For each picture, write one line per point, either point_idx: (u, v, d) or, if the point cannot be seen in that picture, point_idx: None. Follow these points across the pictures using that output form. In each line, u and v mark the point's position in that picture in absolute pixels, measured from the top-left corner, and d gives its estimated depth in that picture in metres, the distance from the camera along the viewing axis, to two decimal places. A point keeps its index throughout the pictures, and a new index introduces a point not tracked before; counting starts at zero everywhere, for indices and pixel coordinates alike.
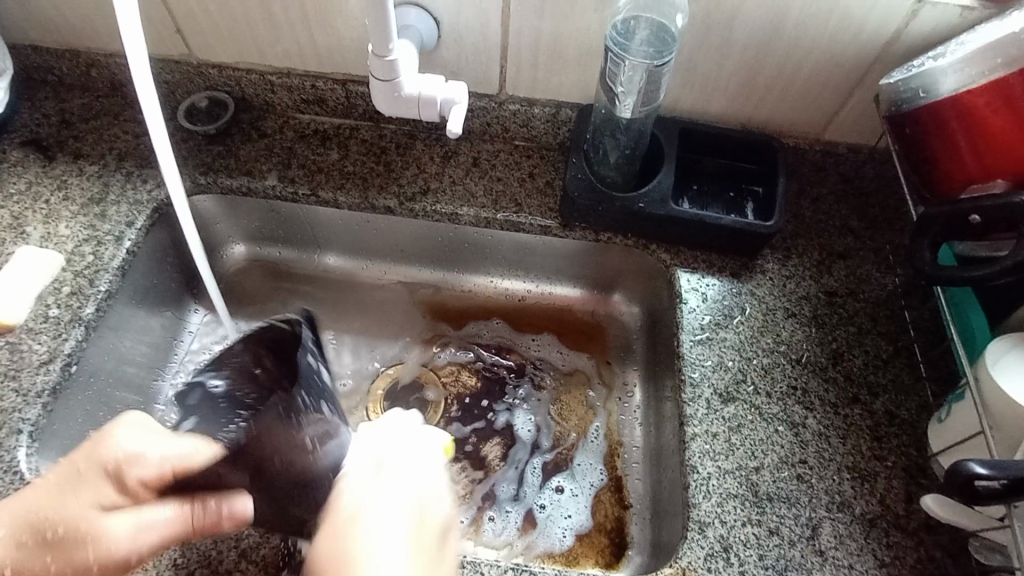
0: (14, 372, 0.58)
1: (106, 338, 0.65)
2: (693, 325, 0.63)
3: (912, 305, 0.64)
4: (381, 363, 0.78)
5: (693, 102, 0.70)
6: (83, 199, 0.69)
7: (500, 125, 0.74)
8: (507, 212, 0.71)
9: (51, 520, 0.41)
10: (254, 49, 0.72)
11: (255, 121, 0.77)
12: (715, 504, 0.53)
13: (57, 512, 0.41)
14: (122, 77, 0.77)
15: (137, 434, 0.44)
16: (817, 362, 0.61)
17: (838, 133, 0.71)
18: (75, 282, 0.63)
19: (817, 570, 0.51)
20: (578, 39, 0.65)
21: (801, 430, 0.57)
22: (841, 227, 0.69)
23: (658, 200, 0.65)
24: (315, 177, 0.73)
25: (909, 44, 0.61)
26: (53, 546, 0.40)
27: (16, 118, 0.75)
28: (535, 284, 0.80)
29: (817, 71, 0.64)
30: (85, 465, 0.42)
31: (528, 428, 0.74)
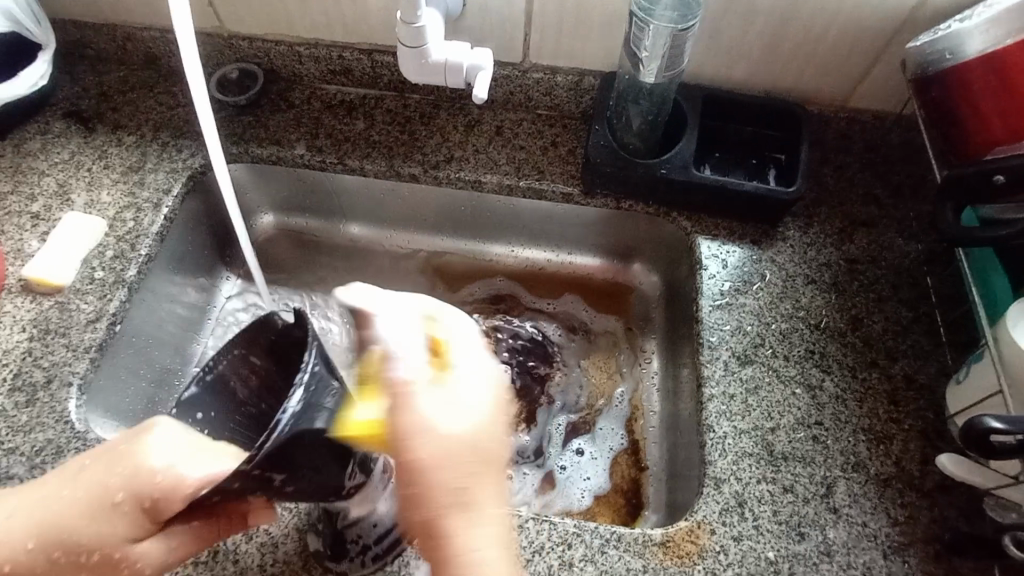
0: (64, 329, 0.61)
1: (147, 300, 0.68)
2: (713, 291, 0.64)
3: (935, 272, 0.64)
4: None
5: (715, 70, 0.70)
6: (123, 167, 0.72)
7: (523, 94, 0.75)
8: (529, 180, 0.72)
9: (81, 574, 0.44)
10: (283, 21, 0.74)
11: (283, 92, 0.79)
12: (731, 461, 0.55)
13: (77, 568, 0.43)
14: (156, 50, 0.79)
15: (162, 443, 0.44)
16: (837, 328, 0.61)
17: (864, 100, 0.70)
18: (117, 247, 0.67)
19: (830, 527, 0.52)
20: (601, 6, 0.65)
21: (818, 392, 0.58)
22: (864, 195, 0.69)
23: (680, 166, 0.66)
24: (342, 146, 0.75)
25: (938, 7, 0.60)
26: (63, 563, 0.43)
27: (59, 90, 0.78)
28: (556, 253, 0.82)
29: (843, 36, 0.64)
30: (102, 491, 0.43)
31: (557, 333, 0.79)
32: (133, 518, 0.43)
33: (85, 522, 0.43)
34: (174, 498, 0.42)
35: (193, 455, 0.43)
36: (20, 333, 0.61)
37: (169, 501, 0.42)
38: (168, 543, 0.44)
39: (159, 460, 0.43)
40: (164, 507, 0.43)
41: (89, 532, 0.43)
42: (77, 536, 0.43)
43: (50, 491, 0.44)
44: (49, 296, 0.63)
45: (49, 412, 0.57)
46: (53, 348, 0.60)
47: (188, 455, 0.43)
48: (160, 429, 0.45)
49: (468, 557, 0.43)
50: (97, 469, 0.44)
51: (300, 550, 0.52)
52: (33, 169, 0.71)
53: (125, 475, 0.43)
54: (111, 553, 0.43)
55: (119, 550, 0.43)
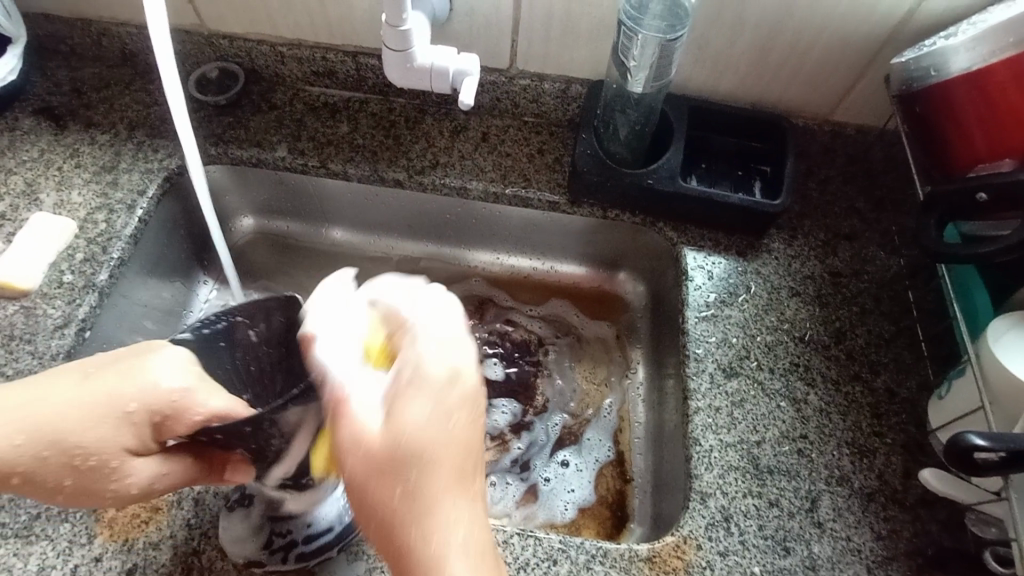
0: (30, 335, 0.59)
1: (119, 306, 0.66)
2: (698, 302, 0.64)
3: (916, 286, 0.65)
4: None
5: (703, 81, 0.70)
6: (96, 167, 0.70)
7: (510, 101, 0.74)
8: (516, 187, 0.71)
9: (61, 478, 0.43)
10: (264, 20, 0.72)
11: (265, 92, 0.77)
12: (717, 475, 0.54)
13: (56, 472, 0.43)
14: (132, 47, 0.77)
15: (172, 362, 0.45)
16: (821, 340, 0.61)
17: (847, 114, 0.70)
18: (88, 250, 0.64)
19: (815, 542, 0.52)
20: (589, 14, 0.65)
21: (803, 406, 0.58)
22: (848, 208, 0.69)
23: (666, 177, 0.66)
24: (325, 149, 0.73)
25: (921, 24, 0.60)
26: (51, 466, 0.42)
27: (29, 86, 0.76)
28: (541, 261, 0.81)
29: (828, 50, 0.64)
30: (110, 400, 0.43)
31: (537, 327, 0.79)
32: (137, 429, 0.43)
33: (79, 424, 0.42)
34: (182, 421, 0.43)
35: (204, 382, 0.44)
36: None
37: (177, 420, 0.43)
38: (161, 468, 0.45)
39: (170, 382, 0.43)
40: (171, 425, 0.44)
41: (88, 436, 0.42)
42: (76, 440, 0.42)
43: (54, 394, 0.43)
44: (14, 300, 0.61)
45: None
46: (17, 355, 0.58)
47: (201, 381, 0.44)
48: (170, 353, 0.45)
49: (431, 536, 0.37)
50: (109, 374, 0.44)
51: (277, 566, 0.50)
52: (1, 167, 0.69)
53: (133, 388, 0.43)
54: (107, 461, 0.43)
55: (117, 461, 0.43)
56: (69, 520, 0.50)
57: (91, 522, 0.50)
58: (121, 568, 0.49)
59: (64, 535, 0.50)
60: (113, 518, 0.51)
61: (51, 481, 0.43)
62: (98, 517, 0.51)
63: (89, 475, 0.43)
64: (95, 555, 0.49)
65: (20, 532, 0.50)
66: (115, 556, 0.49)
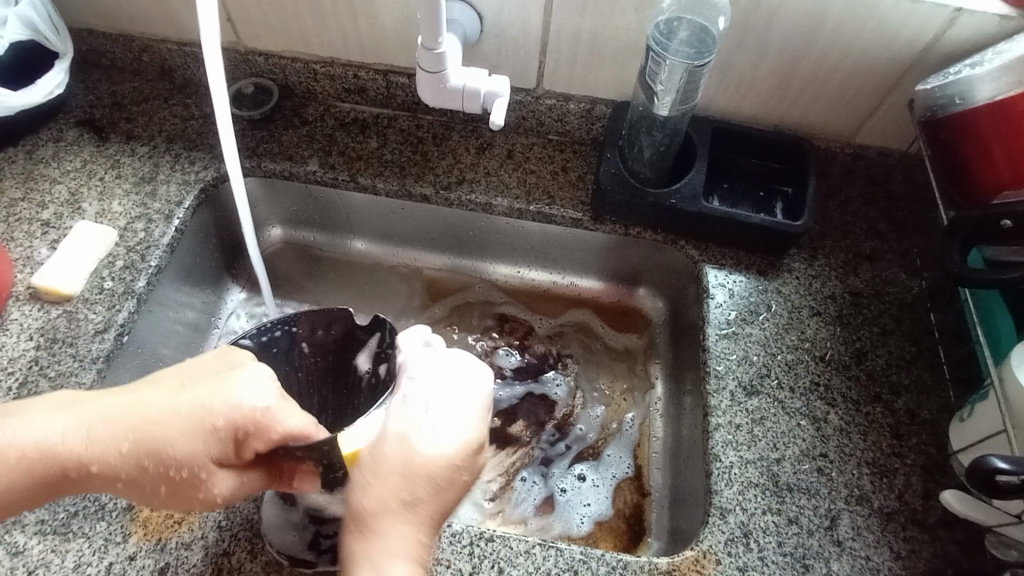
0: (71, 339, 0.61)
1: (154, 312, 0.68)
2: (719, 320, 0.64)
3: (937, 308, 0.65)
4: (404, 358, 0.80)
5: (726, 103, 0.71)
6: (135, 178, 0.72)
7: (536, 119, 0.76)
8: (540, 204, 0.73)
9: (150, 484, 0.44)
10: (301, 39, 0.75)
11: (297, 108, 0.80)
12: (737, 491, 0.55)
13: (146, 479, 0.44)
14: (171, 62, 0.80)
15: (255, 380, 0.46)
16: (841, 360, 0.62)
17: (868, 137, 0.72)
18: (128, 257, 0.67)
19: (835, 560, 0.52)
20: (616, 37, 0.67)
21: (823, 425, 0.58)
22: (868, 230, 0.70)
23: (689, 196, 0.67)
24: (354, 164, 0.75)
25: (944, 52, 0.62)
26: (146, 473, 0.44)
27: (73, 99, 0.79)
28: (561, 276, 0.82)
29: (850, 75, 0.65)
30: (201, 413, 0.44)
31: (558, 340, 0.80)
32: (224, 441, 0.44)
33: (169, 438, 0.43)
34: (264, 438, 0.44)
35: (283, 401, 0.45)
36: (26, 341, 0.61)
37: (262, 436, 0.44)
38: (240, 479, 0.46)
39: (256, 399, 0.44)
40: (253, 441, 0.45)
41: (180, 449, 0.43)
42: (170, 451, 0.43)
43: (146, 404, 0.44)
44: (57, 305, 0.63)
45: None
46: (60, 357, 0.60)
47: (281, 400, 0.45)
48: (255, 368, 0.47)
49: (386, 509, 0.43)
50: (196, 389, 0.45)
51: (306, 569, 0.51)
52: (45, 177, 0.71)
53: (222, 403, 0.44)
54: (196, 473, 0.44)
55: (204, 469, 0.44)
56: (105, 520, 0.52)
57: (126, 522, 0.52)
58: (154, 567, 0.51)
59: (100, 534, 0.52)
60: (147, 518, 0.52)
61: (145, 485, 0.44)
62: (133, 518, 0.52)
63: (178, 480, 0.44)
64: (129, 554, 0.51)
65: (58, 529, 0.51)
66: (148, 555, 0.51)
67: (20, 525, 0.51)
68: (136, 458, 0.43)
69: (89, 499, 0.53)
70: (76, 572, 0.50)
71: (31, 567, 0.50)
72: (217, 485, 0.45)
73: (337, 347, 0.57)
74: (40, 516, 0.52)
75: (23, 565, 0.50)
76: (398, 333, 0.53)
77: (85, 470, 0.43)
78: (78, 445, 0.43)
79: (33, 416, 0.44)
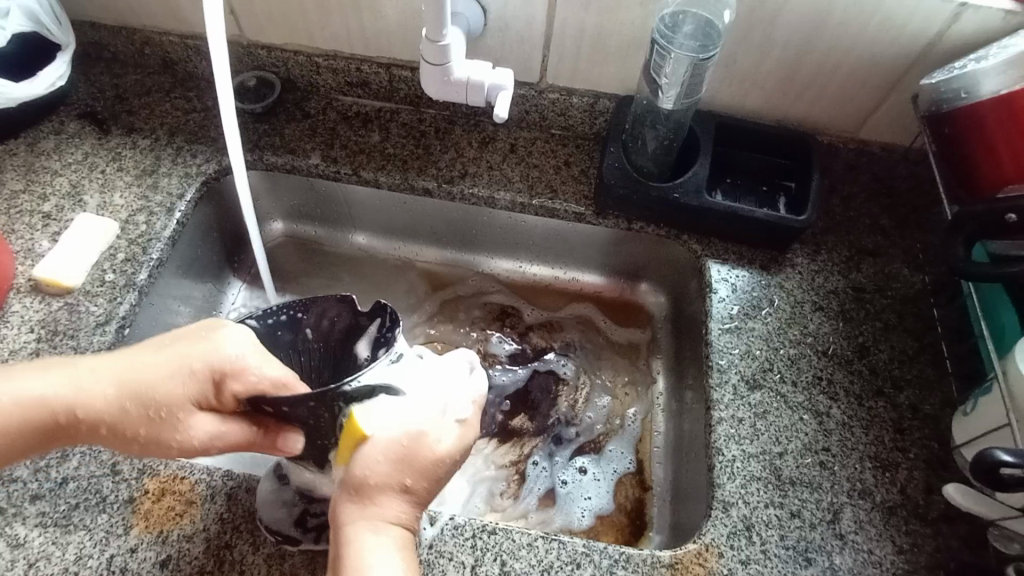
0: (72, 331, 0.61)
1: (155, 305, 0.68)
2: (722, 314, 0.64)
3: (940, 303, 0.65)
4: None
5: (729, 97, 0.71)
6: (136, 170, 0.72)
7: (539, 113, 0.76)
8: (543, 198, 0.72)
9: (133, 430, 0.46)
10: (303, 33, 0.75)
11: (299, 101, 0.79)
12: (739, 485, 0.55)
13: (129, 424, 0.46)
14: (173, 55, 0.80)
15: (235, 336, 0.47)
16: (844, 355, 0.62)
17: (872, 132, 0.72)
18: (129, 250, 0.66)
19: (837, 553, 0.52)
20: (621, 31, 0.66)
21: (825, 419, 0.58)
22: (871, 225, 0.70)
23: (692, 191, 0.67)
24: (357, 157, 0.75)
25: (948, 47, 0.62)
26: (130, 419, 0.45)
27: (74, 91, 0.78)
28: (564, 271, 0.82)
29: (854, 71, 0.65)
30: (181, 360, 0.46)
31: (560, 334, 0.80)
32: (203, 386, 0.46)
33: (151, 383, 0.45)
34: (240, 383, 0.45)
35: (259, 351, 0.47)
36: (27, 333, 0.61)
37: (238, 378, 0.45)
38: (219, 424, 0.46)
39: (232, 348, 0.46)
40: (230, 385, 0.45)
41: (160, 391, 0.45)
42: (151, 393, 0.45)
43: (132, 357, 0.47)
44: (58, 297, 0.63)
45: None
46: (61, 350, 0.60)
47: (257, 351, 0.47)
48: (235, 329, 0.48)
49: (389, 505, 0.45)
50: (178, 344, 0.47)
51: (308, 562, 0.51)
52: (46, 169, 0.71)
53: (202, 353, 0.46)
54: (174, 413, 0.45)
55: (184, 411, 0.46)
56: (107, 512, 0.52)
57: (127, 514, 0.52)
58: (156, 559, 0.50)
59: (102, 526, 0.51)
60: (148, 510, 0.52)
61: (127, 433, 0.46)
62: (134, 510, 0.52)
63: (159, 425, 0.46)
64: (130, 546, 0.51)
65: (60, 521, 0.51)
66: (150, 547, 0.51)
67: (21, 517, 0.51)
68: (122, 402, 0.45)
69: (90, 492, 0.53)
70: (77, 564, 0.50)
71: (32, 559, 0.50)
72: (193, 428, 0.46)
73: (342, 334, 0.55)
74: (42, 508, 0.52)
75: (24, 556, 0.50)
76: (398, 316, 0.51)
77: (72, 419, 0.45)
78: (66, 396, 0.45)
79: (25, 373, 0.46)
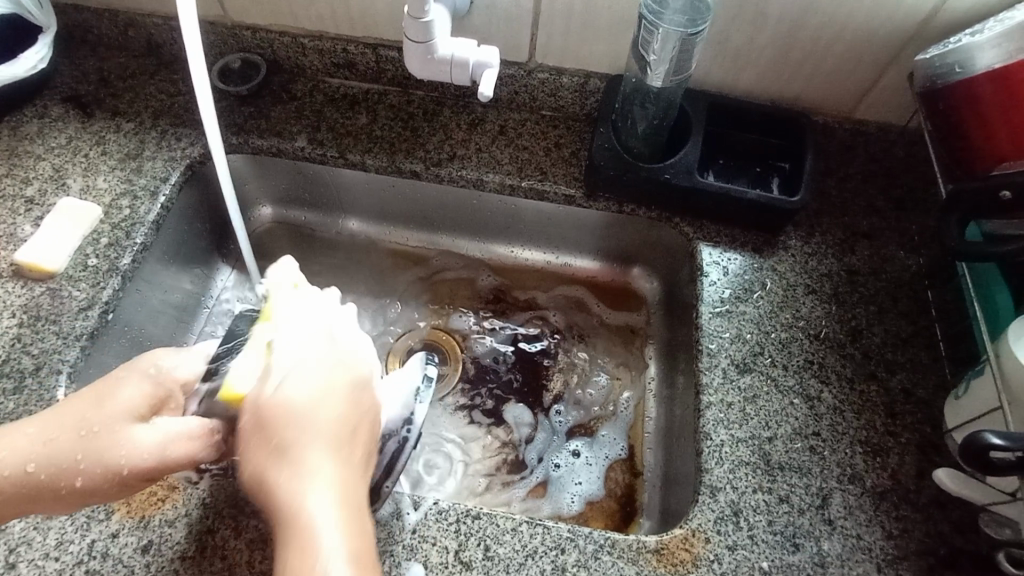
0: (55, 316, 0.60)
1: (139, 289, 0.67)
2: (713, 298, 0.63)
3: (936, 286, 0.64)
4: (392, 341, 0.79)
5: (722, 76, 0.70)
6: (120, 154, 0.71)
7: (529, 94, 0.75)
8: (532, 180, 0.71)
9: (76, 456, 0.44)
10: (288, 12, 0.73)
11: (286, 83, 0.78)
12: (727, 470, 0.54)
13: (74, 449, 0.44)
14: (158, 37, 0.78)
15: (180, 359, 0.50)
16: (836, 339, 0.61)
17: (868, 111, 0.70)
18: (112, 235, 0.66)
19: (825, 538, 0.52)
20: (610, 8, 0.65)
21: (816, 403, 0.58)
22: (867, 207, 0.69)
23: (684, 172, 0.65)
24: (344, 140, 0.74)
25: (947, 22, 0.60)
26: (64, 455, 0.44)
27: (58, 75, 0.77)
28: (556, 255, 0.81)
29: (850, 48, 0.64)
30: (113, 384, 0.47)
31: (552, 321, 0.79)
32: (138, 403, 0.46)
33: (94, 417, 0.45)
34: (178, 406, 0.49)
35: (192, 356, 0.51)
36: (9, 318, 0.60)
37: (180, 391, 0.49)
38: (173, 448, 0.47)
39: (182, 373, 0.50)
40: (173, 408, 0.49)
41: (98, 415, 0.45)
42: (95, 418, 0.45)
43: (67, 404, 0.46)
44: (41, 282, 0.62)
45: (36, 400, 0.55)
46: (43, 335, 0.59)
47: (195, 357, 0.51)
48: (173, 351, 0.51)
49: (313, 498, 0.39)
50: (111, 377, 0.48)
51: None
52: (29, 153, 0.70)
53: (139, 376, 0.48)
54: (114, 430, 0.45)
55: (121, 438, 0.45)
56: None
57: (109, 500, 0.52)
58: (137, 544, 0.50)
59: (83, 511, 0.51)
60: (130, 496, 0.52)
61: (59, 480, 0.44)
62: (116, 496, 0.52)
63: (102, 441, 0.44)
64: (112, 531, 0.51)
65: None
66: (132, 533, 0.51)
67: None
68: (68, 431, 0.44)
69: None
70: (58, 550, 0.50)
71: (13, 544, 0.50)
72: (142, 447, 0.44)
73: None
74: None
75: (6, 542, 0.50)
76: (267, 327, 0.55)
77: (54, 479, 0.43)
78: (25, 464, 0.43)
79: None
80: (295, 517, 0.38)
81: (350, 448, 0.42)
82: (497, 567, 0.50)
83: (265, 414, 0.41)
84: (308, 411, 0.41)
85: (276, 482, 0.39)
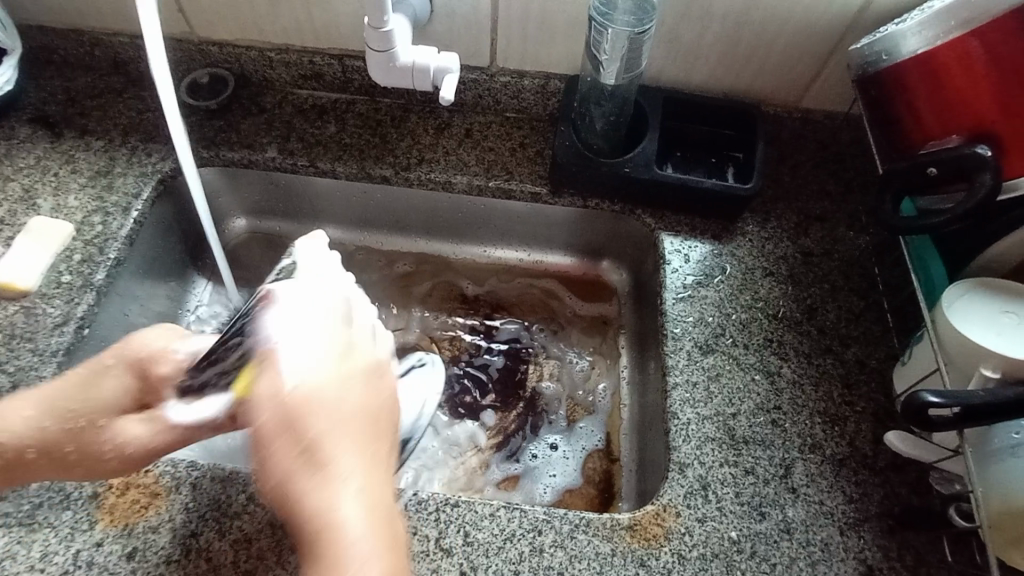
0: (30, 334, 0.61)
1: (116, 304, 0.68)
2: (676, 285, 0.66)
3: (884, 264, 0.67)
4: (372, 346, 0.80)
5: (675, 73, 0.73)
6: (90, 172, 0.72)
7: (492, 97, 0.77)
8: (499, 179, 0.74)
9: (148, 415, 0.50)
10: (253, 26, 0.75)
11: (255, 96, 0.79)
12: (695, 446, 0.57)
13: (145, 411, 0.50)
14: (125, 56, 0.80)
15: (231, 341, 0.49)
16: (793, 317, 0.64)
17: (814, 100, 0.73)
18: (85, 251, 0.66)
19: (790, 506, 0.54)
20: (564, 10, 0.68)
21: (776, 378, 0.60)
22: (819, 192, 0.72)
23: (642, 165, 0.68)
24: (313, 149, 0.76)
25: (879, 14, 0.64)
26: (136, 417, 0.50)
27: (24, 96, 0.78)
28: (528, 253, 0.84)
29: (792, 41, 0.67)
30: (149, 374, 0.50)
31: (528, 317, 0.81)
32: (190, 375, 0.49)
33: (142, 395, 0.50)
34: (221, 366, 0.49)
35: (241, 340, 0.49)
36: None
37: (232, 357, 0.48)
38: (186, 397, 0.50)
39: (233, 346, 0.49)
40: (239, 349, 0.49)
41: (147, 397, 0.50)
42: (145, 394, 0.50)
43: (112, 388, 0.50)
44: (15, 301, 0.63)
45: None
46: (19, 352, 0.60)
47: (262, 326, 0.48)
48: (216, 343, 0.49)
49: (329, 517, 0.38)
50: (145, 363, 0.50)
51: (275, 544, 0.52)
52: None
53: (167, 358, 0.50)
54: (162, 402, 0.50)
55: (106, 419, 0.50)
56: (72, 507, 0.53)
57: (92, 509, 0.53)
58: (123, 551, 0.51)
59: (67, 522, 0.52)
60: (114, 504, 0.53)
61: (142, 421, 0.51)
62: (99, 504, 0.53)
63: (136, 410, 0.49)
64: (97, 539, 0.51)
65: (24, 520, 0.52)
66: (116, 540, 0.52)
67: None
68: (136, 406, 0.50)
69: (54, 490, 0.53)
70: (45, 560, 0.50)
71: None
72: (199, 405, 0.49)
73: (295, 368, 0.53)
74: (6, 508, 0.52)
75: None
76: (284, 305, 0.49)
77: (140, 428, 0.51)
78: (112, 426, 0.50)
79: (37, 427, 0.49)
80: (329, 530, 0.37)
81: (375, 442, 0.42)
82: (476, 550, 0.52)
83: (292, 408, 0.40)
84: (325, 403, 0.41)
85: (311, 494, 0.38)
